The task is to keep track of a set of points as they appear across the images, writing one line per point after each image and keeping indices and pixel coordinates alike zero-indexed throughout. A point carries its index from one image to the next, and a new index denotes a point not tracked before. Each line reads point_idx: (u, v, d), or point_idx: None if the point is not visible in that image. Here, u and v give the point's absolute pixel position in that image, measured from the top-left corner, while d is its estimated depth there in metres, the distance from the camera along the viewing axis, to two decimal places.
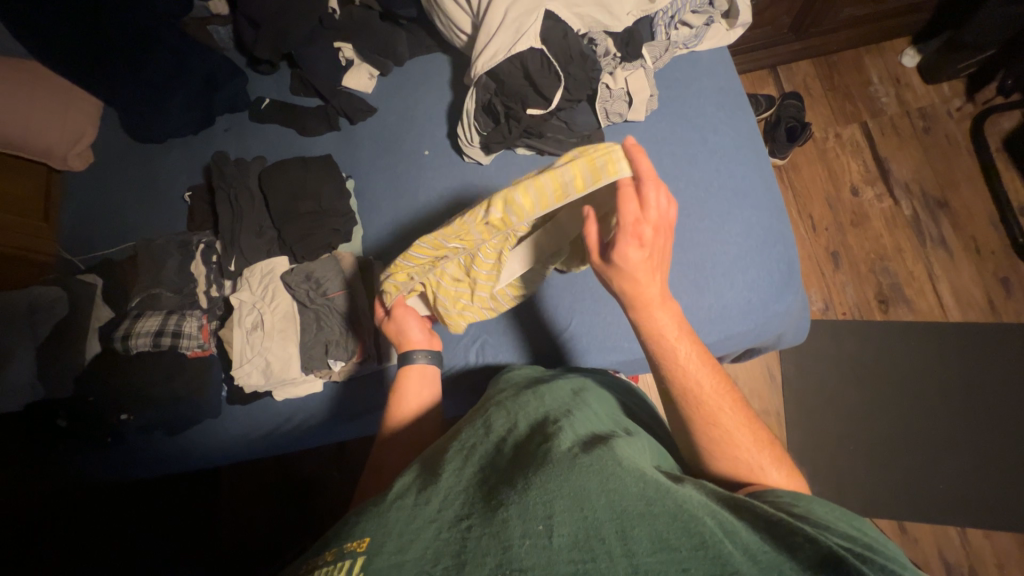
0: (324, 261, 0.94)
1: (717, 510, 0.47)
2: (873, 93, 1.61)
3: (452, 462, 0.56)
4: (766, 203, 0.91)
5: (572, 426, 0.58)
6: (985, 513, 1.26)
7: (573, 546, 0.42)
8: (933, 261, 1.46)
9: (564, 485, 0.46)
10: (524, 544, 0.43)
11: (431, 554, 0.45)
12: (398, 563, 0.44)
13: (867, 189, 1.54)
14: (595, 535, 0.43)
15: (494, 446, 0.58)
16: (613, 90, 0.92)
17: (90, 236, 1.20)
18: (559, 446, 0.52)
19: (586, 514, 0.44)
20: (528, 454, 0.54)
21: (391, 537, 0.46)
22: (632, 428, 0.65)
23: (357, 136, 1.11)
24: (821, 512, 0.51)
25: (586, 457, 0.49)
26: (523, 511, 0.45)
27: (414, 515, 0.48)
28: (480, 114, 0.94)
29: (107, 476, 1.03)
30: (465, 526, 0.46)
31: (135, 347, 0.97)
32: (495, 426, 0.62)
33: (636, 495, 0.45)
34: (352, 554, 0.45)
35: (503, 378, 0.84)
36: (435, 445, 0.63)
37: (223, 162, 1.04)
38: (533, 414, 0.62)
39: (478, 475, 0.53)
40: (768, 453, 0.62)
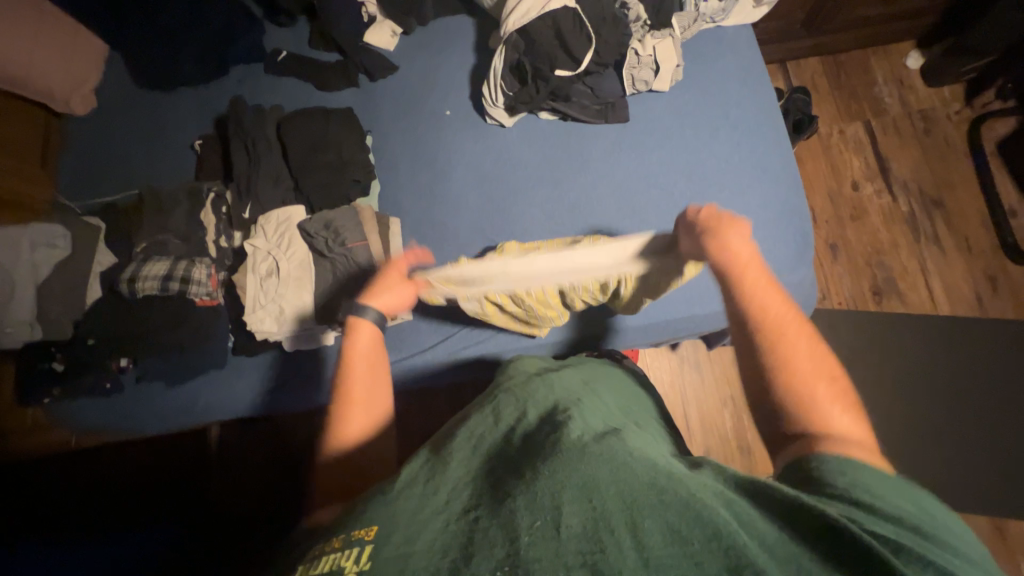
0: (345, 212, 0.93)
1: (735, 501, 0.44)
2: (877, 93, 1.65)
3: (459, 451, 0.55)
4: (783, 179, 0.93)
5: (582, 416, 0.57)
6: (964, 498, 1.31)
7: (582, 538, 0.41)
8: (926, 257, 1.51)
9: (573, 476, 0.46)
10: (531, 535, 0.41)
11: (437, 543, 0.44)
12: (404, 552, 0.43)
13: (867, 185, 1.58)
14: (604, 525, 0.41)
15: (502, 437, 0.57)
16: (642, 56, 0.94)
17: (89, 182, 1.16)
18: (569, 436, 0.51)
19: (595, 506, 0.43)
20: (537, 444, 0.52)
21: (399, 525, 0.46)
22: (642, 421, 0.65)
23: (377, 93, 1.09)
24: (870, 485, 0.46)
25: (596, 448, 0.49)
26: (530, 502, 0.44)
27: (422, 504, 0.48)
28: (508, 74, 0.95)
29: (99, 426, 0.99)
30: (473, 518, 0.45)
31: (141, 291, 0.94)
32: (504, 414, 0.61)
33: (646, 485, 0.44)
34: (359, 541, 0.45)
35: (512, 366, 0.81)
36: (444, 432, 0.63)
37: (242, 110, 1.03)
38: (542, 403, 0.61)
39: (486, 465, 0.53)
40: (865, 434, 0.55)
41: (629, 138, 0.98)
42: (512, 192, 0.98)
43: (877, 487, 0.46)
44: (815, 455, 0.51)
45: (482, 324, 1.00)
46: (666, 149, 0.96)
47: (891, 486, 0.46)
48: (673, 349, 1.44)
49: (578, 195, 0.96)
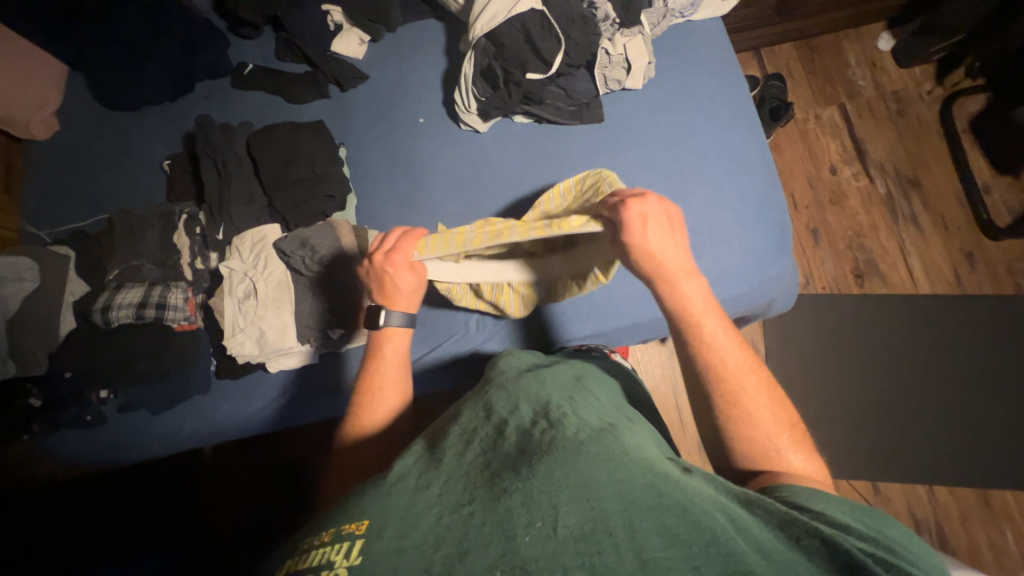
0: (321, 228, 0.90)
1: (730, 507, 0.44)
2: (851, 76, 1.66)
3: (453, 447, 0.53)
4: (760, 170, 0.94)
5: (575, 412, 0.56)
6: (950, 471, 1.34)
7: (579, 537, 0.40)
8: (904, 237, 1.53)
9: (570, 474, 0.44)
10: (528, 535, 0.41)
11: (432, 540, 0.42)
12: (397, 550, 0.42)
13: (845, 168, 1.60)
14: (603, 526, 0.41)
15: (495, 428, 0.54)
16: (612, 56, 0.94)
17: (56, 207, 1.12)
18: (566, 432, 0.50)
19: (593, 505, 0.42)
20: (532, 439, 0.50)
21: (392, 523, 0.44)
22: (633, 417, 0.64)
23: (348, 103, 1.07)
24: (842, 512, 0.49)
25: (593, 445, 0.48)
26: (528, 499, 0.43)
27: (416, 499, 0.47)
28: (479, 80, 0.94)
29: (85, 459, 0.98)
30: (467, 512, 0.44)
31: (117, 319, 0.92)
32: (496, 408, 0.58)
33: (644, 488, 0.43)
34: (349, 535, 0.44)
35: (503, 360, 0.81)
36: (439, 426, 0.61)
37: (209, 127, 1.01)
38: (534, 397, 0.59)
39: (480, 459, 0.51)
40: (788, 439, 0.62)
41: (604, 138, 0.97)
42: (490, 196, 0.97)
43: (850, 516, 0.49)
44: (787, 486, 0.54)
45: (468, 330, 0.97)
46: (642, 147, 0.96)
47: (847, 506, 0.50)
48: (662, 343, 1.45)
49: None
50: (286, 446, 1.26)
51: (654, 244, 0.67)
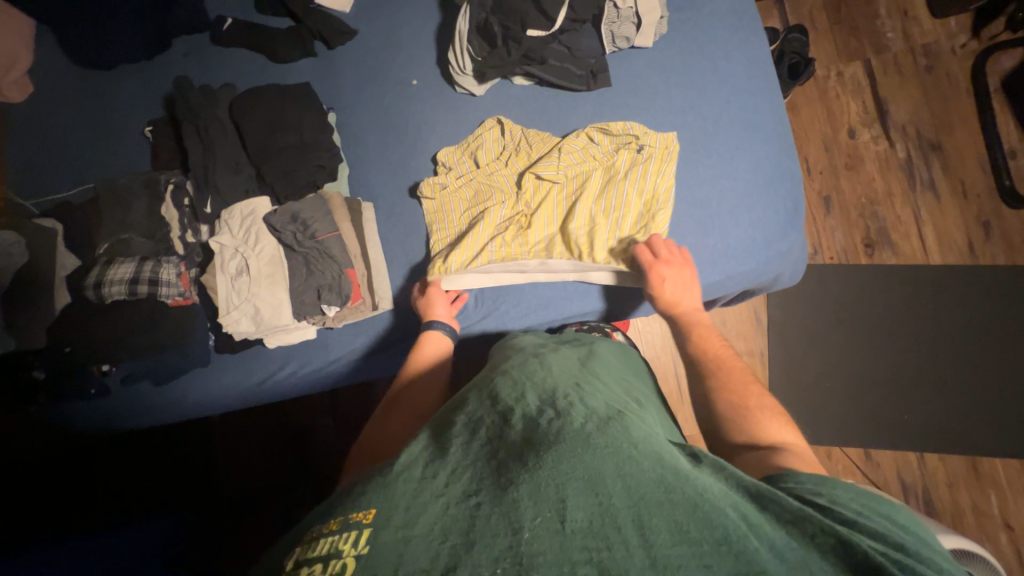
0: (311, 202, 0.88)
1: (743, 506, 0.43)
2: (880, 28, 1.54)
3: (459, 434, 0.51)
4: (775, 139, 0.88)
5: (582, 399, 0.54)
6: (942, 440, 1.37)
7: (587, 532, 0.39)
8: (920, 205, 1.48)
9: (578, 467, 0.43)
10: (535, 527, 0.40)
11: (438, 531, 0.41)
12: (404, 539, 0.41)
13: (864, 131, 1.51)
14: (611, 521, 0.40)
15: (501, 415, 0.53)
16: (622, 9, 0.86)
17: (38, 175, 1.08)
18: (572, 422, 0.49)
19: (601, 500, 0.41)
20: (538, 428, 0.49)
21: (398, 511, 0.43)
22: (640, 400, 0.64)
23: (336, 63, 1.00)
24: (846, 501, 0.47)
25: (601, 437, 0.46)
26: (534, 492, 0.42)
27: (422, 488, 0.45)
28: (475, 37, 0.87)
29: (89, 430, 0.97)
30: (473, 504, 0.43)
31: (109, 296, 0.91)
32: (502, 397, 0.56)
33: (653, 483, 0.42)
34: (357, 525, 0.42)
35: (516, 340, 0.81)
36: (442, 413, 0.59)
37: (188, 90, 0.94)
38: (541, 385, 0.58)
39: (486, 448, 0.49)
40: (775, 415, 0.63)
41: (610, 103, 0.91)
42: (484, 162, 0.91)
43: (845, 499, 0.47)
44: (791, 474, 0.52)
45: (467, 305, 0.90)
46: (652, 113, 0.90)
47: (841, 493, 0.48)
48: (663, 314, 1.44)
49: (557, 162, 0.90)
50: (291, 415, 1.29)
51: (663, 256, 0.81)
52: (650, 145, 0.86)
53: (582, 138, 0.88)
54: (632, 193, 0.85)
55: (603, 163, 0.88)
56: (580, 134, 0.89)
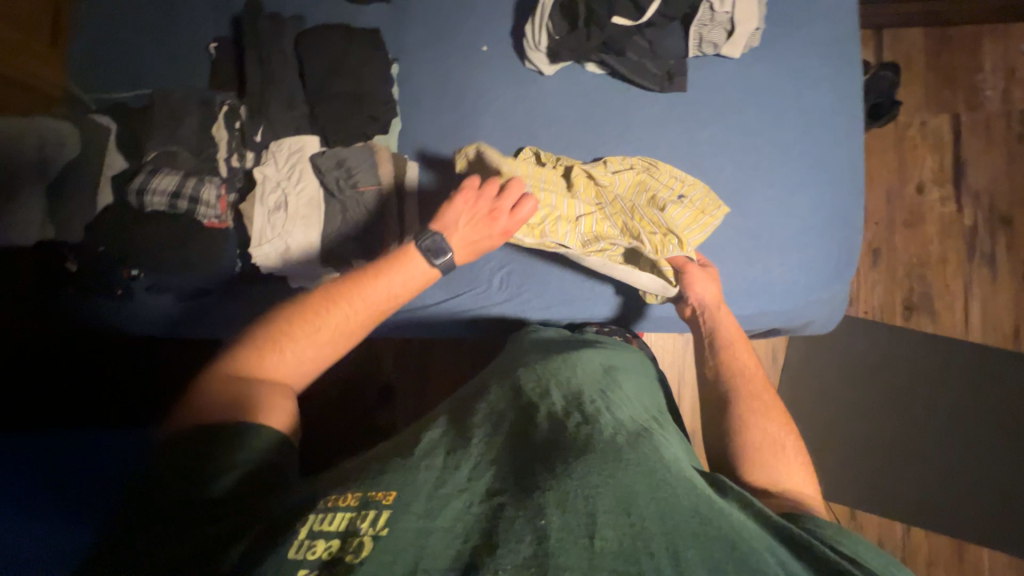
0: (359, 150, 0.87)
1: (777, 549, 0.45)
2: (979, 83, 1.43)
3: (480, 428, 0.53)
4: (846, 182, 0.84)
5: (609, 412, 0.57)
6: (933, 517, 1.34)
7: (617, 551, 0.40)
8: (974, 278, 1.41)
9: (608, 482, 0.45)
10: (563, 536, 0.41)
11: (460, 528, 0.43)
12: (425, 531, 0.42)
13: (935, 189, 1.43)
14: (642, 543, 0.41)
15: (526, 416, 0.55)
16: (717, 12, 0.79)
17: (98, 72, 1.08)
18: (601, 434, 0.51)
19: (633, 519, 0.43)
20: (566, 431, 0.52)
21: (421, 499, 0.45)
22: (662, 417, 0.65)
23: (408, 14, 0.97)
24: (870, 560, 0.47)
25: (630, 455, 0.49)
26: (564, 501, 0.44)
27: (443, 480, 0.47)
28: (557, 14, 0.83)
29: (112, 328, 1.02)
30: (498, 503, 0.44)
31: (151, 205, 0.92)
32: (526, 394, 0.59)
33: (686, 511, 0.44)
34: (377, 504, 0.44)
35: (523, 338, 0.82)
36: (466, 401, 0.62)
37: (257, 14, 0.93)
38: (566, 388, 0.61)
39: (510, 448, 0.51)
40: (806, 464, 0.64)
41: (679, 111, 0.87)
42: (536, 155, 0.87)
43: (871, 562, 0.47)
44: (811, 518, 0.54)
45: (491, 287, 0.92)
46: (722, 128, 0.86)
47: (871, 555, 0.48)
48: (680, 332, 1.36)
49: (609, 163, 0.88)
50: None
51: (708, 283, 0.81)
52: (690, 199, 0.82)
53: (626, 165, 0.85)
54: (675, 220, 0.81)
55: (646, 193, 0.84)
56: (627, 160, 0.86)
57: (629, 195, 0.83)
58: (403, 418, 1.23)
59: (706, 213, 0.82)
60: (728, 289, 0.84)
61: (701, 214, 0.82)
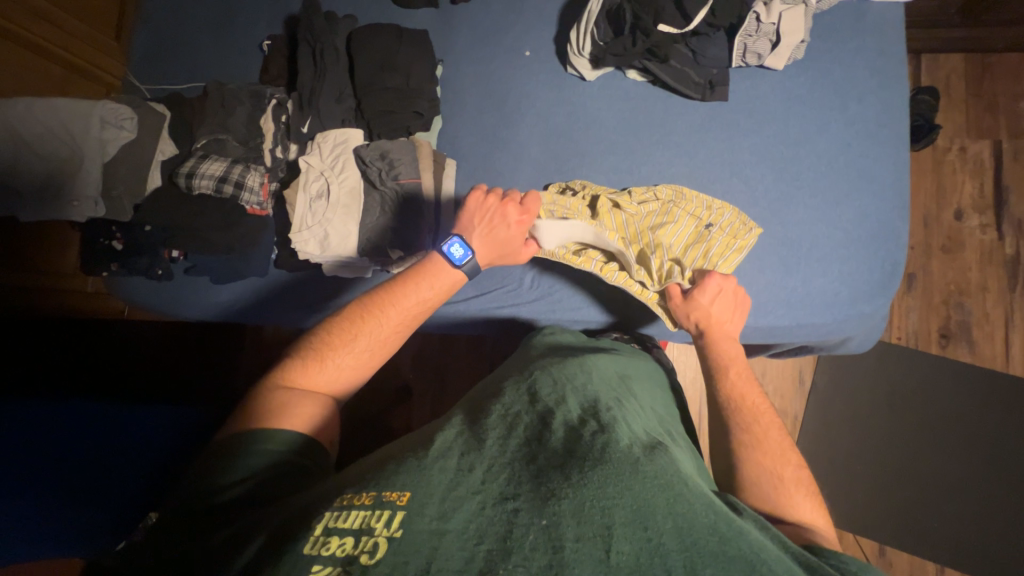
0: (402, 145, 0.89)
1: (796, 571, 0.41)
2: (1021, 111, 1.41)
3: (495, 427, 0.49)
4: (890, 195, 0.82)
5: (626, 420, 0.52)
6: (970, 559, 1.27)
7: (633, 570, 0.37)
8: (1015, 309, 1.36)
9: (625, 494, 0.41)
10: (576, 548, 0.38)
11: (473, 531, 0.40)
12: (438, 532, 0.39)
13: (974, 215, 1.39)
14: (659, 562, 0.38)
15: (539, 417, 0.50)
16: (763, 24, 0.80)
17: (157, 65, 1.14)
18: (619, 442, 0.46)
19: (650, 536, 0.39)
20: (580, 438, 0.47)
21: (433, 499, 0.41)
22: (676, 434, 0.62)
23: (455, 19, 1.00)
24: None
25: (649, 467, 0.44)
26: (579, 511, 0.40)
27: (457, 480, 0.43)
28: (603, 20, 0.85)
29: (147, 304, 1.06)
30: (511, 508, 0.41)
31: (197, 188, 0.94)
32: (540, 394, 0.54)
33: (706, 529, 0.40)
34: (390, 503, 0.41)
35: (536, 338, 0.80)
36: (477, 397, 0.58)
37: (313, 13, 0.97)
38: (582, 392, 0.56)
39: (524, 449, 0.47)
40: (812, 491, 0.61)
41: (720, 119, 0.87)
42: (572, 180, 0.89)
43: None
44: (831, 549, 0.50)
45: (521, 286, 0.93)
46: (763, 138, 0.86)
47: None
48: None
49: (647, 170, 0.89)
50: None
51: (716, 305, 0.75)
52: (718, 227, 0.81)
53: (651, 194, 0.85)
54: (674, 243, 0.83)
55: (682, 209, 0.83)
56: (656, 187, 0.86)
57: (663, 213, 0.83)
58: (421, 415, 1.22)
59: (743, 234, 0.81)
60: (763, 299, 0.82)
61: (733, 237, 0.81)
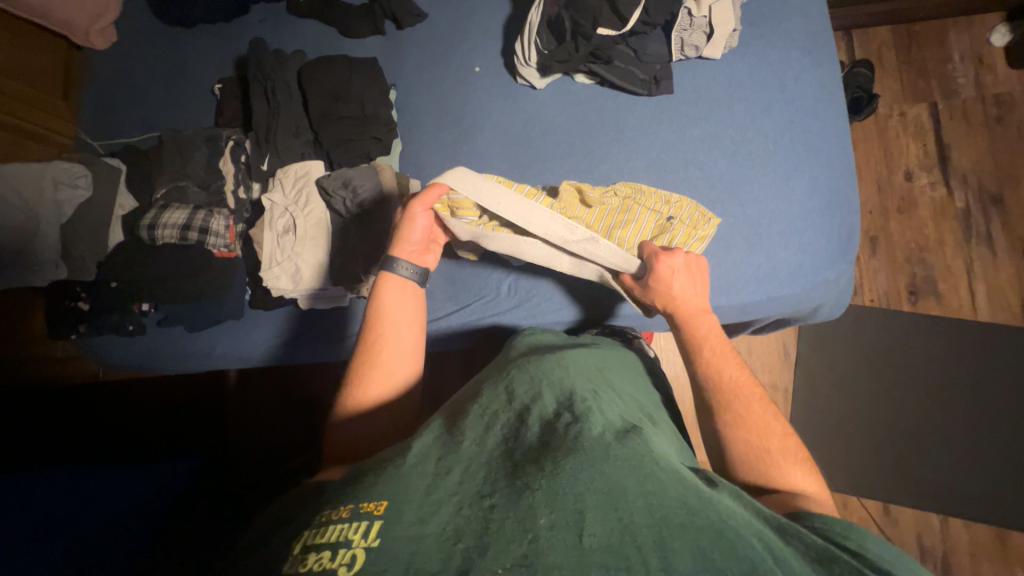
0: (364, 170, 0.89)
1: (768, 537, 0.42)
2: (950, 73, 1.49)
3: (472, 430, 0.50)
4: (837, 165, 0.86)
5: (601, 409, 0.53)
6: (970, 506, 1.30)
7: (606, 550, 0.37)
8: (974, 259, 1.42)
9: (597, 479, 0.42)
10: (551, 536, 0.38)
11: (450, 531, 0.39)
12: (415, 536, 0.39)
13: (923, 174, 1.46)
14: (631, 540, 0.38)
15: (517, 417, 0.51)
16: (695, 17, 0.85)
17: (109, 120, 1.13)
18: (591, 431, 0.47)
19: (621, 515, 0.40)
20: (555, 432, 0.48)
21: (411, 506, 0.41)
22: (656, 417, 0.63)
23: (403, 43, 1.02)
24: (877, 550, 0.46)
25: (620, 450, 0.45)
26: (553, 499, 0.40)
27: (434, 484, 0.44)
28: (544, 30, 0.88)
29: (121, 363, 1.03)
30: (487, 505, 0.41)
31: (161, 239, 0.93)
32: (518, 393, 0.55)
33: (675, 503, 0.41)
34: (367, 515, 0.41)
35: (525, 337, 0.81)
36: (457, 403, 0.58)
37: (261, 52, 0.98)
38: (558, 386, 0.56)
39: (501, 449, 0.47)
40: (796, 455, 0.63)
41: (669, 111, 0.90)
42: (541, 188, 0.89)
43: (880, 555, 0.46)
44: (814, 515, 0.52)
45: (498, 295, 0.94)
46: (711, 124, 0.89)
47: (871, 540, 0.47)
48: None
49: (606, 168, 0.91)
50: (305, 382, 1.27)
51: (672, 288, 0.75)
52: (679, 219, 0.82)
53: (612, 192, 0.85)
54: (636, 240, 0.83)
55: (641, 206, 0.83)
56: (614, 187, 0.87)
57: (625, 211, 0.83)
58: None
59: (705, 224, 0.82)
60: (732, 278, 0.85)
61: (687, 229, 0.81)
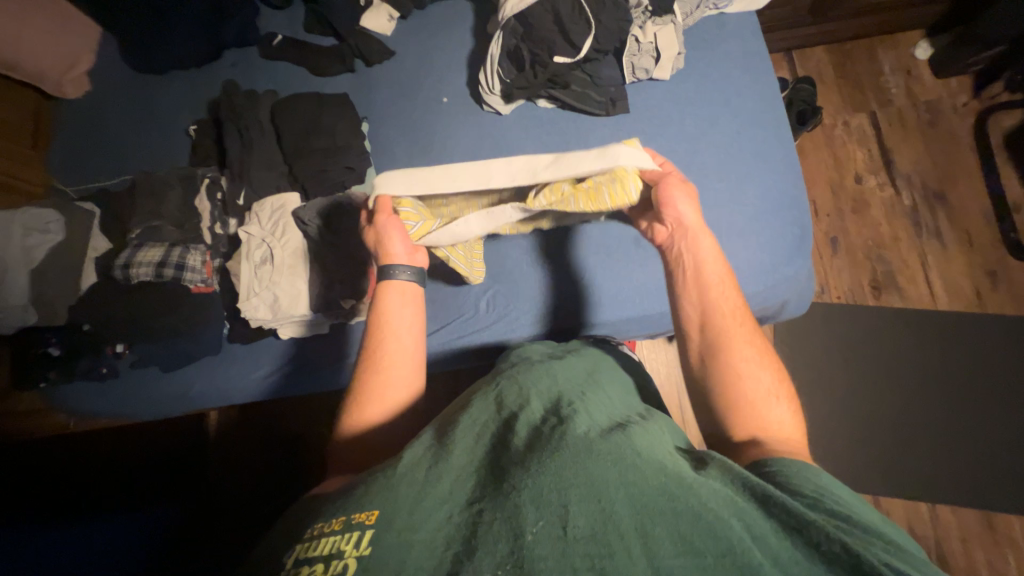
0: (337, 200, 0.90)
1: (745, 513, 0.41)
2: (883, 84, 1.62)
3: (461, 438, 0.50)
4: (784, 169, 0.92)
5: (588, 410, 0.52)
6: (955, 491, 1.32)
7: (589, 541, 0.39)
8: (927, 252, 1.50)
9: (580, 476, 0.42)
10: (536, 534, 0.39)
11: (443, 537, 0.42)
12: (407, 542, 0.41)
13: (870, 177, 1.56)
14: (614, 531, 0.39)
15: (505, 421, 0.52)
16: (642, 43, 0.94)
17: (81, 167, 1.14)
18: (575, 429, 0.47)
19: (604, 507, 0.40)
20: (541, 434, 0.48)
21: (402, 514, 0.43)
22: (647, 410, 0.63)
23: (373, 79, 1.07)
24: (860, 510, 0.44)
25: (604, 445, 0.45)
26: (537, 498, 0.41)
27: (425, 493, 0.45)
28: (505, 61, 0.94)
29: (93, 410, 1.00)
30: (477, 510, 0.43)
31: (135, 277, 0.93)
32: (506, 400, 0.55)
33: (655, 490, 0.41)
34: (360, 525, 0.43)
35: (518, 352, 0.82)
36: (449, 411, 0.58)
37: (234, 94, 1.02)
38: (547, 391, 0.56)
39: (490, 455, 0.49)
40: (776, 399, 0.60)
41: (627, 129, 0.96)
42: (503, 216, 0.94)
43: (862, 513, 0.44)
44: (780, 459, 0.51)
45: (477, 311, 0.96)
46: (666, 138, 0.95)
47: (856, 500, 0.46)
48: (668, 342, 1.39)
49: None
50: (287, 420, 1.25)
51: (685, 212, 0.70)
52: None
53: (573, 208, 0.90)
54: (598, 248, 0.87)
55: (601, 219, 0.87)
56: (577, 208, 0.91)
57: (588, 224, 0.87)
58: None
59: None
60: None
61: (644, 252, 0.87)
